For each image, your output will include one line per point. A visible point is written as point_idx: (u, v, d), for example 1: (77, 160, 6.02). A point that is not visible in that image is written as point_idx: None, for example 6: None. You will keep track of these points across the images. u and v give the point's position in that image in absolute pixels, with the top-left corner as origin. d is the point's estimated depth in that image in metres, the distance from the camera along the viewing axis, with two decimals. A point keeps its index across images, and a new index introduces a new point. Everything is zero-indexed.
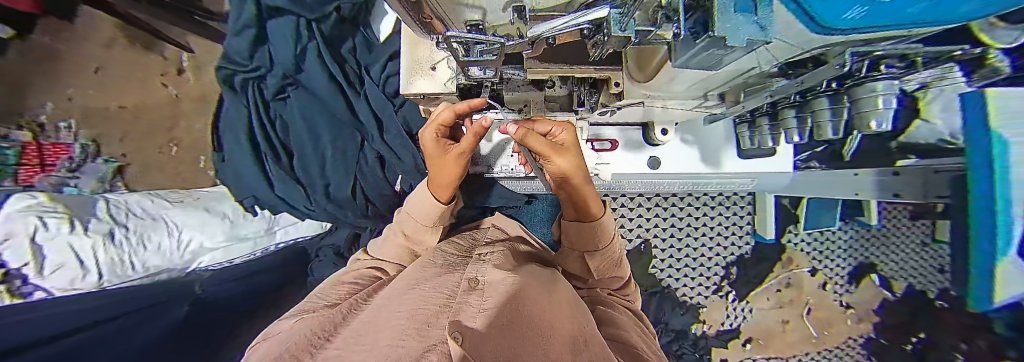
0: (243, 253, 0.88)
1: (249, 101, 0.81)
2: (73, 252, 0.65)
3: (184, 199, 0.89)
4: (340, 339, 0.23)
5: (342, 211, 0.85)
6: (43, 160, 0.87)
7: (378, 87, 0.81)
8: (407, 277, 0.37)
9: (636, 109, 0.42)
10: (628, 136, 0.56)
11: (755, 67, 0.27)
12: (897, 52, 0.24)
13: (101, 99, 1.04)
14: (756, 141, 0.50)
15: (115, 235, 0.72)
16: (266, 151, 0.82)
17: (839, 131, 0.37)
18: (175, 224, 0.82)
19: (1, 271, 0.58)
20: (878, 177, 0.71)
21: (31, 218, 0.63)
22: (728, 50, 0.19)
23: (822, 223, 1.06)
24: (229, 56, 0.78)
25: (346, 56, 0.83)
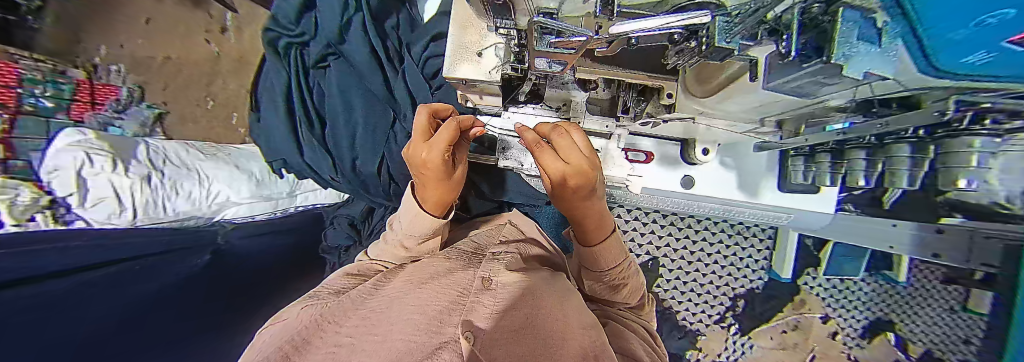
0: (264, 211, 0.90)
1: (293, 66, 0.84)
2: (113, 189, 0.68)
3: (217, 153, 0.92)
4: (349, 325, 0.24)
5: (365, 186, 0.88)
6: (93, 99, 0.97)
7: (417, 67, 0.82)
8: (423, 269, 0.37)
9: (678, 124, 0.41)
10: (664, 151, 0.54)
11: (831, 100, 0.25)
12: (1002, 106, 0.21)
13: (149, 49, 1.13)
14: (809, 177, 0.47)
15: (152, 179, 0.75)
16: (302, 118, 0.84)
17: (915, 183, 0.34)
18: (205, 176, 0.84)
19: (49, 198, 0.67)
20: (916, 231, 0.66)
21: (78, 152, 0.68)
22: (835, 79, 0.19)
23: (845, 271, 0.99)
24: (277, 19, 0.81)
25: (389, 32, 0.83)
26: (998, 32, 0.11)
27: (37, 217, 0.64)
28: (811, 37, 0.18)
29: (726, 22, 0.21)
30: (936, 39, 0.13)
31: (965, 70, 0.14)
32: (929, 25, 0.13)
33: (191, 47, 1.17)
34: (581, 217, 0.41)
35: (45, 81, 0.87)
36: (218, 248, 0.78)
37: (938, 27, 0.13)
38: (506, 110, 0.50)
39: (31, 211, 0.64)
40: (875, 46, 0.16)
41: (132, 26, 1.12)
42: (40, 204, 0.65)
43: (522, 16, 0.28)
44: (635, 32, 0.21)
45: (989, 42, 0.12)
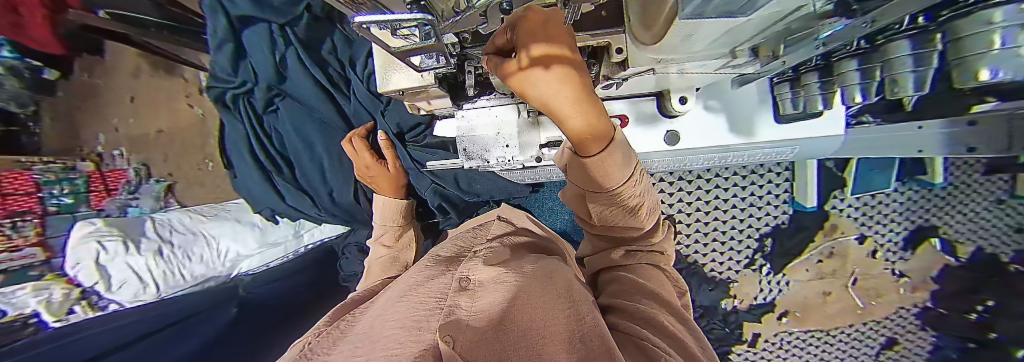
0: (277, 256, 0.95)
1: (245, 120, 0.84)
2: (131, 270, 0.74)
3: (216, 212, 0.96)
4: (338, 351, 0.23)
5: (352, 214, 0.90)
6: (107, 186, 1.05)
7: (363, 85, 0.76)
8: (404, 282, 0.37)
9: (647, 77, 0.37)
10: (640, 109, 0.51)
11: (806, 8, 0.19)
12: None
13: (141, 126, 1.17)
14: (799, 104, 0.42)
15: (163, 252, 0.80)
16: (269, 165, 0.86)
17: (926, 86, 0.28)
18: (213, 237, 0.89)
19: (79, 289, 0.70)
20: (945, 129, 0.60)
21: (93, 243, 0.74)
22: None
23: (873, 186, 0.93)
24: (217, 75, 0.80)
25: (328, 58, 0.79)
26: None
27: (76, 308, 0.68)
28: None
29: None
30: None
31: None
32: None
33: (173, 115, 1.20)
34: (588, 167, 0.28)
35: (60, 180, 0.96)
36: (242, 301, 0.80)
37: None
38: (457, 109, 0.47)
39: (69, 304, 0.67)
40: None
41: (118, 106, 1.15)
42: (74, 296, 0.69)
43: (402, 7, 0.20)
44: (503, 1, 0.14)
45: None
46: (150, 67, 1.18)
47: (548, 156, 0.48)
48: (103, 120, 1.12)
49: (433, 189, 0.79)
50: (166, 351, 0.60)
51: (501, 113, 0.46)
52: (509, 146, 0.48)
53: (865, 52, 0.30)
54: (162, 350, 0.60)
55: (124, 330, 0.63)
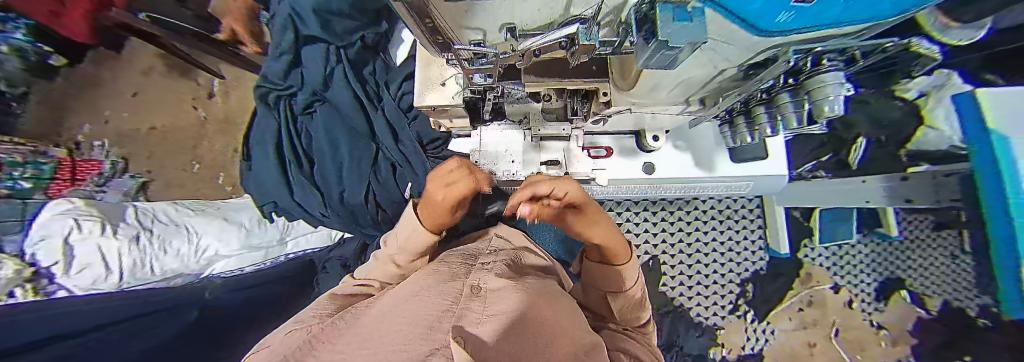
0: (254, 262, 0.90)
1: (282, 115, 0.90)
2: (98, 253, 0.71)
3: (207, 207, 0.94)
4: (343, 342, 0.26)
5: (354, 216, 0.90)
6: (74, 175, 1.04)
7: (394, 101, 0.87)
8: (411, 286, 0.39)
9: (626, 115, 0.45)
10: (622, 143, 0.59)
11: (726, 70, 0.28)
12: (834, 47, 0.25)
13: (134, 121, 1.21)
14: (735, 140, 0.51)
15: (138, 238, 0.78)
16: (292, 158, 0.88)
17: (804, 121, 0.35)
18: (195, 231, 0.87)
19: (31, 269, 0.67)
20: (884, 184, 0.77)
21: (69, 221, 0.72)
22: (675, 50, 0.18)
23: (838, 236, 1.04)
24: (268, 77, 0.88)
25: (367, 77, 0.90)
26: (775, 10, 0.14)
27: (17, 293, 0.64)
28: (648, 26, 0.19)
29: (584, 27, 0.23)
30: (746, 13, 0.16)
31: (779, 28, 0.17)
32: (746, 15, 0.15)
33: (173, 115, 1.25)
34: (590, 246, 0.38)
35: (27, 163, 0.94)
36: (206, 303, 0.71)
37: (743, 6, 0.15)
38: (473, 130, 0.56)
39: (12, 287, 0.64)
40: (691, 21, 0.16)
41: (117, 100, 1.20)
42: (22, 276, 0.66)
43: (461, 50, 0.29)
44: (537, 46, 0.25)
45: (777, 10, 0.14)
46: (166, 67, 1.26)
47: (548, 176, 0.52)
48: (95, 112, 1.18)
49: None
50: (123, 346, 0.55)
51: (510, 135, 0.53)
52: (514, 162, 0.53)
53: (774, 105, 0.38)
54: (122, 343, 0.54)
55: (86, 314, 0.58)
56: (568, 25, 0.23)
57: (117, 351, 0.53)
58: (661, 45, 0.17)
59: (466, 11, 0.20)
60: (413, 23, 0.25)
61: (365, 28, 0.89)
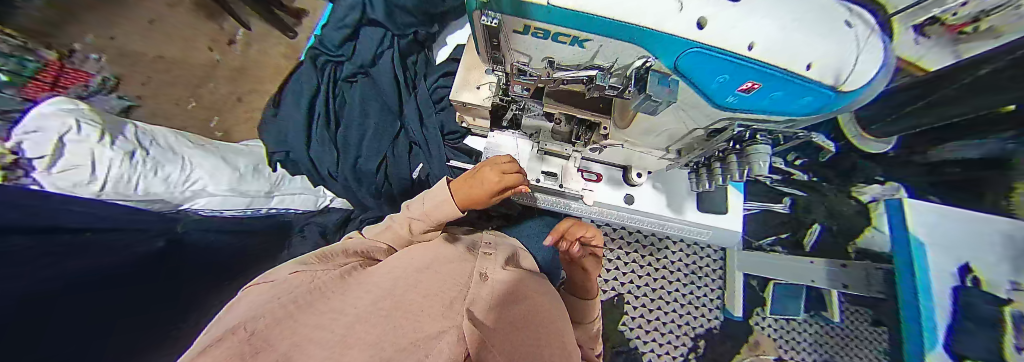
0: (235, 207, 0.85)
1: (325, 77, 0.98)
2: (89, 157, 0.62)
3: (205, 143, 0.90)
4: (351, 295, 0.30)
5: (360, 182, 0.91)
6: (58, 81, 1.03)
7: (427, 92, 0.98)
8: (409, 258, 0.41)
9: (619, 149, 0.52)
10: (611, 174, 0.65)
11: (695, 129, 0.39)
12: (766, 126, 0.34)
13: (143, 48, 1.28)
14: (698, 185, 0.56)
15: (135, 155, 0.71)
16: (321, 115, 0.93)
17: (743, 175, 0.41)
18: (189, 162, 0.81)
19: (11, 157, 0.54)
20: (829, 266, 0.87)
21: (68, 120, 0.64)
22: (653, 102, 0.30)
23: (788, 310, 1.13)
24: (324, 43, 0.99)
25: (410, 66, 1.02)
26: (727, 83, 0.27)
27: None
28: (640, 84, 0.30)
29: (599, 72, 0.32)
30: (708, 88, 0.28)
31: (728, 106, 0.30)
32: (706, 89, 0.28)
33: (185, 52, 1.33)
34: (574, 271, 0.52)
35: (13, 56, 0.96)
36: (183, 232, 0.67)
37: (706, 82, 0.28)
38: (490, 132, 0.62)
39: None
40: (666, 84, 0.29)
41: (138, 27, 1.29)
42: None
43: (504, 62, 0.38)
44: (567, 74, 0.34)
45: (728, 90, 0.28)
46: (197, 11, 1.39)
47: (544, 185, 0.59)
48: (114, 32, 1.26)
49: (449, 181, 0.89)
50: (126, 235, 0.53)
51: (522, 143, 0.60)
52: (520, 166, 0.60)
53: (726, 165, 0.44)
54: (131, 231, 0.54)
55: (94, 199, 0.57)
56: (588, 69, 0.32)
57: (126, 234, 0.53)
58: (649, 94, 0.28)
59: (524, 41, 0.30)
60: (482, 40, 0.34)
61: (420, 27, 1.02)
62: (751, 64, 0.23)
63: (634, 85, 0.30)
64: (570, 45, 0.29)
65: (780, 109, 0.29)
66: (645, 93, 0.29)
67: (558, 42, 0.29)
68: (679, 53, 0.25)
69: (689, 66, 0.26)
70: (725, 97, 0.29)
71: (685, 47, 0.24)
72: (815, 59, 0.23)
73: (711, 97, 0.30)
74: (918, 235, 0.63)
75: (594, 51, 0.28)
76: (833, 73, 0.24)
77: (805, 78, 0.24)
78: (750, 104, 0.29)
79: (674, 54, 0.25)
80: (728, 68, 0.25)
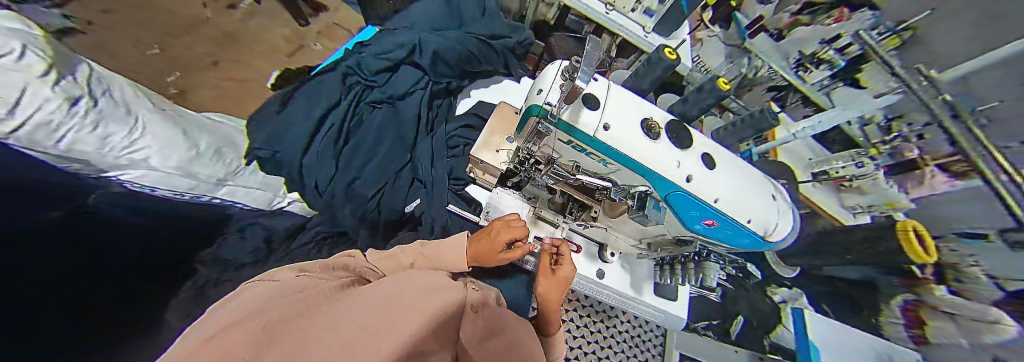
0: (173, 185, 0.73)
1: (350, 95, 0.96)
2: (28, 90, 0.45)
3: (170, 110, 0.80)
4: (371, 291, 0.34)
5: (347, 200, 0.90)
6: None
7: (445, 136, 1.03)
8: (408, 277, 0.41)
9: (598, 228, 0.63)
10: (589, 248, 0.70)
11: (665, 233, 0.52)
12: (715, 244, 0.47)
13: (152, 11, 1.55)
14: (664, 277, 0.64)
15: (78, 103, 0.54)
16: (332, 130, 0.91)
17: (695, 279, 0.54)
18: (141, 126, 0.66)
19: None
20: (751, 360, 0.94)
21: (6, 37, 0.45)
22: (641, 215, 0.41)
23: None
24: (361, 65, 0.97)
25: (434, 107, 1.08)
26: (700, 216, 0.41)
27: None
28: (640, 203, 0.41)
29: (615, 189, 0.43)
30: (685, 217, 0.42)
31: (696, 231, 0.44)
32: (686, 219, 0.42)
33: (182, 16, 1.57)
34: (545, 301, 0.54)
35: None
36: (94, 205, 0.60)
37: (684, 214, 0.42)
38: (495, 188, 0.69)
39: None
40: (658, 209, 0.42)
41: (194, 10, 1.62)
42: None
43: (542, 141, 0.48)
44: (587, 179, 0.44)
45: (697, 222, 0.42)
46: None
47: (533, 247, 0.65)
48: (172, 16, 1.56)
49: (443, 223, 0.91)
50: (24, 200, 0.45)
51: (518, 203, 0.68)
52: None
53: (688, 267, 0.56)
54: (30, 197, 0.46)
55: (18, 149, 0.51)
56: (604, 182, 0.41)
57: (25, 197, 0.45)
58: (644, 213, 0.40)
59: (565, 148, 0.46)
60: (534, 131, 0.47)
61: (454, 80, 1.08)
62: (715, 210, 0.39)
63: (638, 206, 0.41)
64: (598, 162, 0.45)
65: (731, 239, 0.43)
66: (642, 212, 0.40)
67: (590, 157, 0.45)
68: (668, 191, 0.41)
69: (676, 201, 0.41)
70: (696, 226, 0.43)
71: (672, 187, 0.40)
72: (750, 217, 0.39)
73: (691, 224, 0.43)
74: (813, 339, 0.90)
75: (611, 170, 0.45)
76: (761, 228, 0.40)
77: (740, 225, 0.39)
78: (712, 233, 0.43)
79: (666, 191, 0.41)
80: (700, 209, 0.40)
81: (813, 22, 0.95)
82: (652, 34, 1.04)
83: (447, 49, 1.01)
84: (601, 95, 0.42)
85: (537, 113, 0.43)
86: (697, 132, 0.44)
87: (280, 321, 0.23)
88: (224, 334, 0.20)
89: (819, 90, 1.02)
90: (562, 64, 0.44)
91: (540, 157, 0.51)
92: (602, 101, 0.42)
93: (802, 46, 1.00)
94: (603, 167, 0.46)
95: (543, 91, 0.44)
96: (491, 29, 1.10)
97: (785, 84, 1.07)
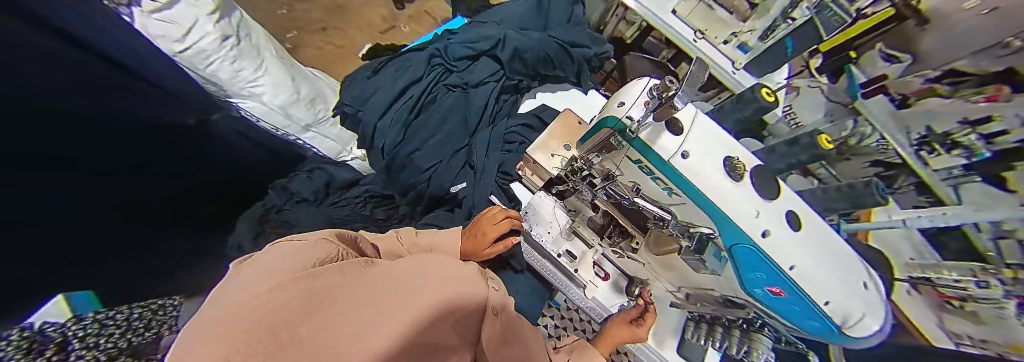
0: (271, 121, 0.89)
1: (431, 75, 1.06)
2: (192, 23, 0.62)
3: (289, 60, 0.96)
4: (401, 272, 0.37)
5: (400, 170, 1.03)
6: None
7: (502, 130, 1.05)
8: (434, 260, 0.43)
9: (634, 261, 0.61)
10: (617, 279, 0.68)
11: (713, 289, 0.48)
12: (773, 315, 0.42)
13: None
14: (699, 336, 0.62)
15: (228, 41, 0.69)
16: (408, 104, 1.02)
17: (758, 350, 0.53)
18: (265, 66, 0.81)
19: None
20: None
21: None
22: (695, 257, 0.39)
23: None
24: (447, 52, 1.08)
25: (498, 101, 1.10)
26: (769, 282, 0.36)
27: None
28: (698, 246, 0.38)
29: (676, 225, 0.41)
30: (745, 277, 0.38)
31: (756, 295, 0.39)
32: (747, 280, 0.38)
33: None
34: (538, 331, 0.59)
35: None
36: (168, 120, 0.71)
37: (747, 274, 0.37)
38: (540, 192, 0.69)
39: None
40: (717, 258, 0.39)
41: None
42: None
43: (609, 154, 0.48)
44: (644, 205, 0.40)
45: (760, 286, 0.37)
46: None
47: (564, 258, 0.67)
48: None
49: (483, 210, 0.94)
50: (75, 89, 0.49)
51: (557, 213, 0.68)
52: (550, 232, 0.68)
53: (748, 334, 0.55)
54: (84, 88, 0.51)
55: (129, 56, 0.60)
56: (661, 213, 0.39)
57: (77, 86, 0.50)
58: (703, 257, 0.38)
59: (630, 167, 0.45)
60: (603, 140, 0.47)
61: (525, 78, 1.11)
62: (791, 283, 0.34)
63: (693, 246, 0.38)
64: (661, 188, 0.43)
65: (802, 317, 0.37)
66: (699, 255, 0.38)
67: (653, 181, 0.44)
68: (734, 241, 0.37)
69: (740, 256, 0.37)
70: (756, 289, 0.38)
71: (742, 239, 0.36)
72: (832, 301, 0.33)
73: (752, 286, 0.38)
74: None
75: (675, 202, 0.43)
76: (840, 315, 0.34)
77: (816, 308, 0.34)
78: (780, 304, 0.38)
79: (732, 241, 0.37)
80: (768, 273, 0.35)
81: (956, 95, 0.59)
82: (741, 72, 0.95)
83: (527, 48, 1.04)
84: (688, 120, 0.40)
85: (612, 125, 0.42)
86: (785, 185, 0.39)
87: (317, 294, 0.26)
88: (278, 291, 0.24)
89: (946, 180, 0.69)
90: (652, 81, 0.42)
91: (597, 170, 0.51)
92: (687, 127, 0.40)
93: (933, 121, 0.65)
94: (666, 197, 0.44)
95: (627, 105, 0.42)
96: (574, 39, 1.11)
97: (896, 163, 0.75)
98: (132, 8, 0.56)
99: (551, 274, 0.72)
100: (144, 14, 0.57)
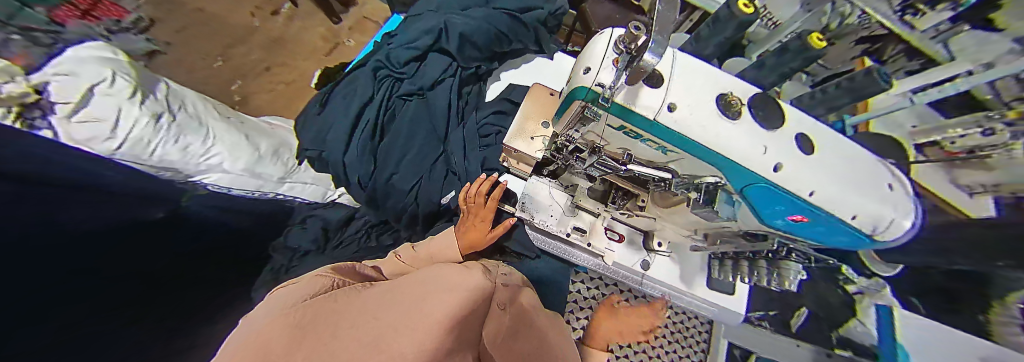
0: (244, 186, 0.84)
1: (383, 91, 0.99)
2: (117, 112, 0.57)
3: (235, 117, 0.89)
4: (409, 284, 0.35)
5: (387, 196, 0.99)
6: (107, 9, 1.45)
7: (477, 125, 0.99)
8: (432, 271, 0.42)
9: (643, 218, 0.60)
10: (632, 237, 0.67)
11: (728, 227, 0.48)
12: (798, 241, 0.42)
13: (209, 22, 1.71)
14: (725, 273, 0.61)
15: (161, 119, 0.64)
16: (369, 127, 0.96)
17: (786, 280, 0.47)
18: (212, 133, 0.76)
19: (37, 97, 0.51)
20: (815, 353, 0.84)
21: (106, 71, 0.59)
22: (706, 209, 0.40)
23: None
24: (392, 60, 1.00)
25: (462, 96, 1.04)
26: (787, 213, 0.35)
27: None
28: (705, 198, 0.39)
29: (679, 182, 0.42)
30: (763, 212, 0.38)
31: (776, 225, 0.39)
32: (764, 214, 0.38)
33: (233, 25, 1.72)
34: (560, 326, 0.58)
35: None
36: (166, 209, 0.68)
37: (763, 209, 0.37)
38: (533, 178, 0.67)
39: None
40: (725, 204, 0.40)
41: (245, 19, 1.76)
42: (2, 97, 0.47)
43: (587, 125, 0.44)
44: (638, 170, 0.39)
45: (780, 218, 0.37)
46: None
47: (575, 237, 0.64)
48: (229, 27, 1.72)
49: None
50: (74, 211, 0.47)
51: (554, 193, 0.66)
52: (553, 216, 0.65)
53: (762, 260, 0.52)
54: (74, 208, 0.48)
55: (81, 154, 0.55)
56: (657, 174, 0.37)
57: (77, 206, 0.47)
58: (714, 208, 0.39)
59: (616, 134, 0.42)
60: (577, 113, 0.44)
61: (483, 63, 1.04)
62: (807, 205, 0.33)
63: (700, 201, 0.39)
64: (654, 149, 0.41)
65: (825, 238, 0.37)
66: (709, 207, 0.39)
67: (645, 145, 0.41)
68: (746, 182, 0.35)
69: (753, 195, 0.36)
70: (776, 221, 0.38)
71: (753, 180, 0.34)
72: (863, 214, 0.32)
73: (769, 217, 0.38)
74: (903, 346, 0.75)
75: (672, 159, 0.41)
76: (870, 226, 0.33)
77: (848, 226, 0.33)
78: (804, 231, 0.38)
79: (742, 184, 0.36)
80: (789, 204, 0.34)
81: None
82: None
83: (474, 30, 0.97)
84: (667, 67, 0.37)
85: (584, 96, 0.39)
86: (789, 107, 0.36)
87: (309, 323, 0.24)
88: (263, 330, 0.24)
89: (933, 39, 0.64)
90: (614, 34, 0.39)
91: (584, 143, 0.48)
92: (668, 74, 0.37)
93: None
94: (661, 157, 0.42)
95: (592, 70, 0.39)
96: (522, 3, 1.02)
97: (882, 34, 0.70)
98: (49, 119, 0.52)
99: (565, 253, 0.71)
100: (63, 121, 0.52)
